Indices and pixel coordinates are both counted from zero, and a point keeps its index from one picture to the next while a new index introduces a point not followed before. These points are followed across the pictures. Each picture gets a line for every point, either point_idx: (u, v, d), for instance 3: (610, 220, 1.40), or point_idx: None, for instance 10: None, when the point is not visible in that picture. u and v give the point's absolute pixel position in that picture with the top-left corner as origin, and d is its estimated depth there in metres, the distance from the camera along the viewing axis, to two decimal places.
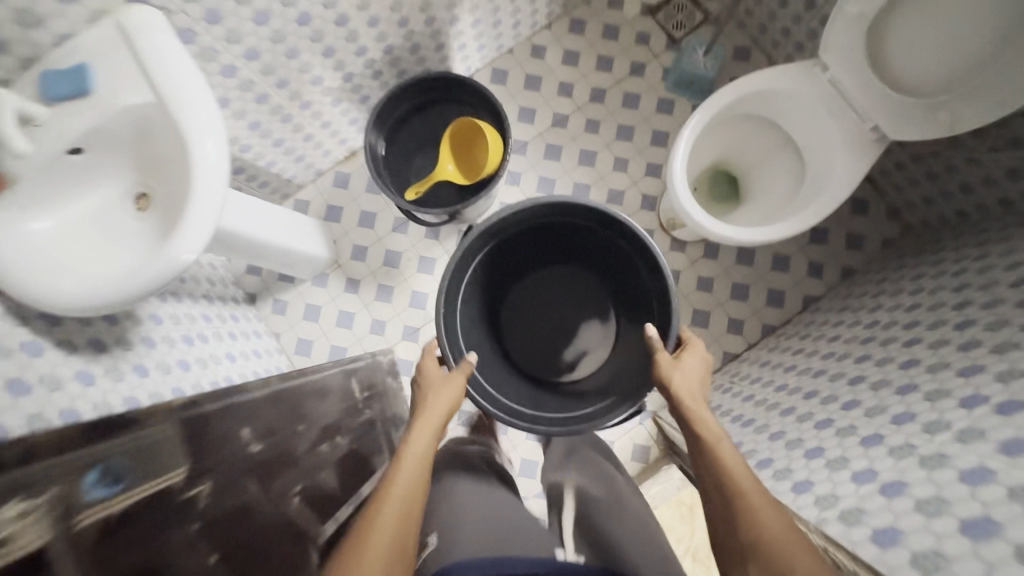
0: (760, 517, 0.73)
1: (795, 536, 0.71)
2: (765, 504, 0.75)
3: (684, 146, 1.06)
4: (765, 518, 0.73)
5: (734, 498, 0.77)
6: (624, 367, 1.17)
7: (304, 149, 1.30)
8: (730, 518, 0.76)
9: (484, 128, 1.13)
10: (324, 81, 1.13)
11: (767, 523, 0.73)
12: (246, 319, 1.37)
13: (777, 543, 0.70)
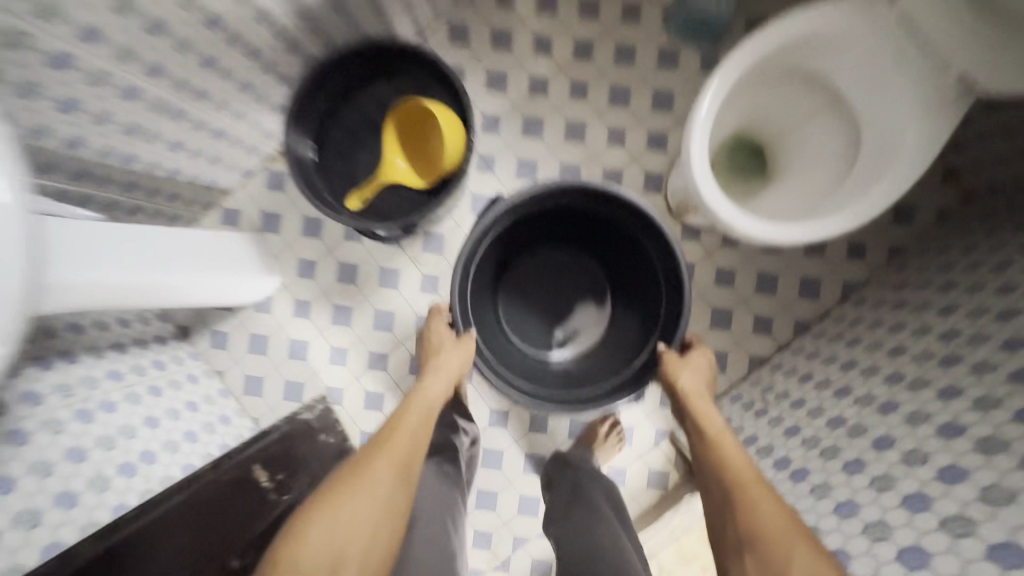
0: (760, 507, 0.74)
1: (796, 530, 0.71)
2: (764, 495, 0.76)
3: (704, 117, 0.79)
4: (765, 510, 0.74)
5: (733, 489, 0.78)
6: (622, 356, 1.09)
7: (217, 149, 1.02)
8: (728, 508, 0.77)
9: (436, 111, 0.87)
10: (218, 61, 0.84)
11: (766, 514, 0.73)
12: (179, 362, 1.14)
13: (778, 537, 0.71)
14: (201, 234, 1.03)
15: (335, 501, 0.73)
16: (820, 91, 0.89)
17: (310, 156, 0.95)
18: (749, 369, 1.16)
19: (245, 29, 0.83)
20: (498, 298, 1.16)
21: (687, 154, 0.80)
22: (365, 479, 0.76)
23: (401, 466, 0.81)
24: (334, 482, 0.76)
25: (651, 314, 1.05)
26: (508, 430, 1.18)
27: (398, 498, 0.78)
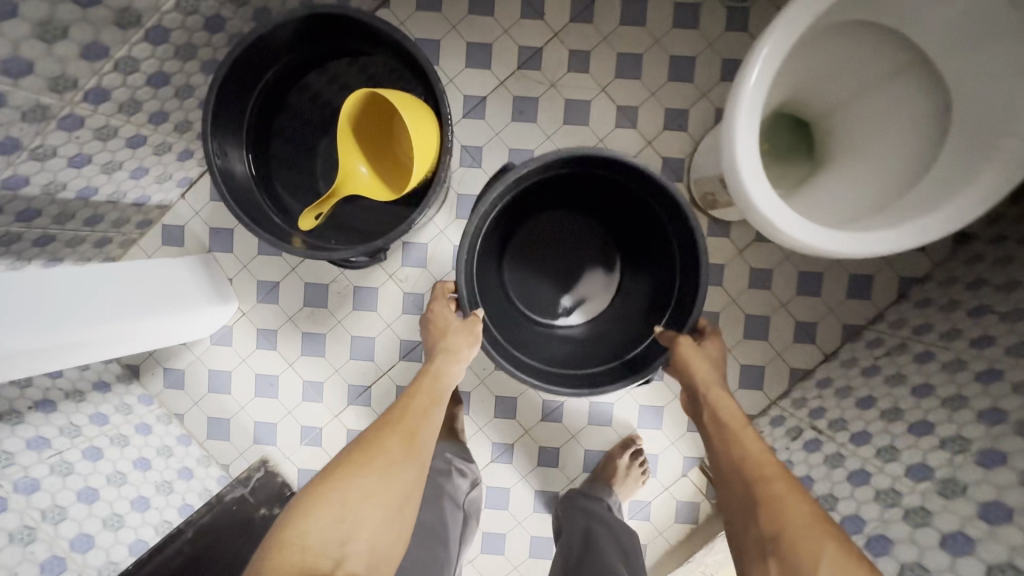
0: (789, 504, 0.62)
1: (831, 532, 0.59)
2: (794, 490, 0.63)
3: (749, 96, 0.61)
4: (794, 508, 0.61)
5: (755, 480, 0.65)
6: (628, 341, 0.92)
7: (139, 159, 0.84)
8: (748, 502, 0.64)
9: (399, 101, 0.67)
10: (112, 50, 0.68)
11: (795, 514, 0.61)
12: (127, 412, 0.97)
13: (807, 540, 0.58)
14: (165, 265, 0.91)
15: (341, 479, 0.68)
16: (897, 52, 0.70)
17: (251, 170, 0.78)
18: (791, 384, 0.99)
19: (136, 2, 0.66)
20: (502, 261, 0.97)
21: (731, 143, 0.61)
22: (371, 459, 0.69)
23: (413, 446, 0.72)
24: (344, 458, 0.70)
25: (660, 306, 0.90)
26: (514, 465, 1.03)
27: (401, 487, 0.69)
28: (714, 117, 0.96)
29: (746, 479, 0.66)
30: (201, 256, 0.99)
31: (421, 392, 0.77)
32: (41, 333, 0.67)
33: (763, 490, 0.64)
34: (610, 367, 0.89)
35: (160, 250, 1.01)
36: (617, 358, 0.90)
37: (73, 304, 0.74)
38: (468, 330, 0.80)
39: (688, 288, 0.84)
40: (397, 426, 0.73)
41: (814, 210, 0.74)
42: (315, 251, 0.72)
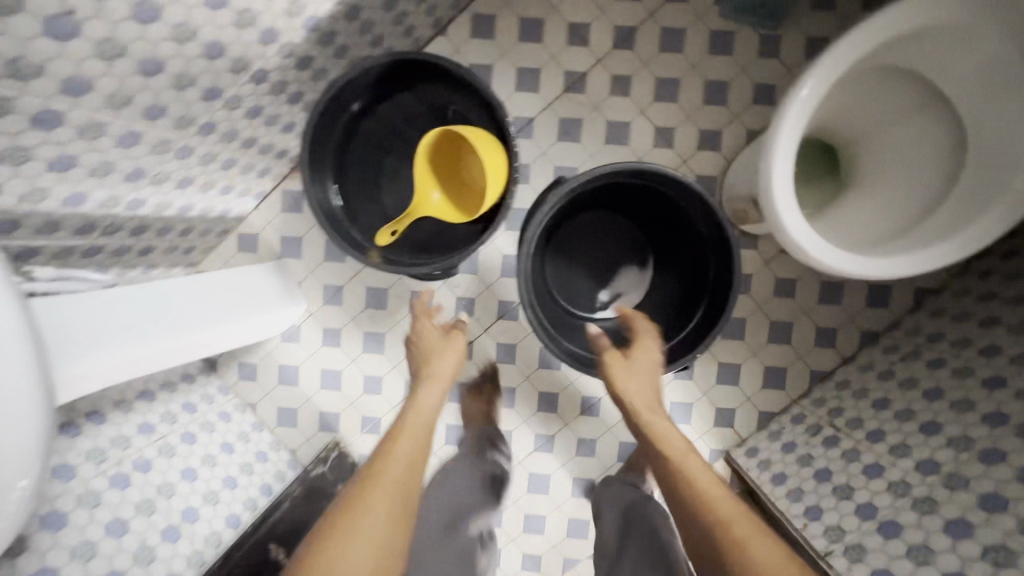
0: (751, 547, 0.67)
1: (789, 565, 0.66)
2: (752, 530, 0.69)
3: (787, 136, 0.68)
4: (755, 550, 0.67)
5: (717, 526, 0.70)
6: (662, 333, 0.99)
7: (228, 179, 0.94)
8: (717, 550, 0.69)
9: (473, 134, 0.77)
10: (224, 91, 0.74)
11: (760, 556, 0.66)
12: (210, 401, 1.08)
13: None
14: (207, 276, 0.92)
15: (348, 528, 0.67)
16: (920, 90, 0.78)
17: (340, 202, 0.88)
18: (811, 385, 1.08)
19: (249, 53, 0.71)
20: (546, 260, 1.05)
21: (769, 176, 0.69)
22: (369, 505, 0.70)
23: (408, 482, 0.76)
24: (343, 510, 0.70)
25: (694, 304, 0.97)
26: (554, 454, 1.13)
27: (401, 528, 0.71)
28: (746, 137, 1.03)
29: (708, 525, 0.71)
30: (273, 260, 1.10)
31: (406, 429, 0.81)
32: (168, 335, 0.77)
33: (728, 535, 0.69)
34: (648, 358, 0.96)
35: (235, 256, 1.12)
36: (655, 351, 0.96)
37: (165, 313, 0.80)
38: (450, 354, 0.93)
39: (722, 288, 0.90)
40: (391, 466, 0.76)
41: (840, 234, 0.83)
42: (391, 265, 0.82)
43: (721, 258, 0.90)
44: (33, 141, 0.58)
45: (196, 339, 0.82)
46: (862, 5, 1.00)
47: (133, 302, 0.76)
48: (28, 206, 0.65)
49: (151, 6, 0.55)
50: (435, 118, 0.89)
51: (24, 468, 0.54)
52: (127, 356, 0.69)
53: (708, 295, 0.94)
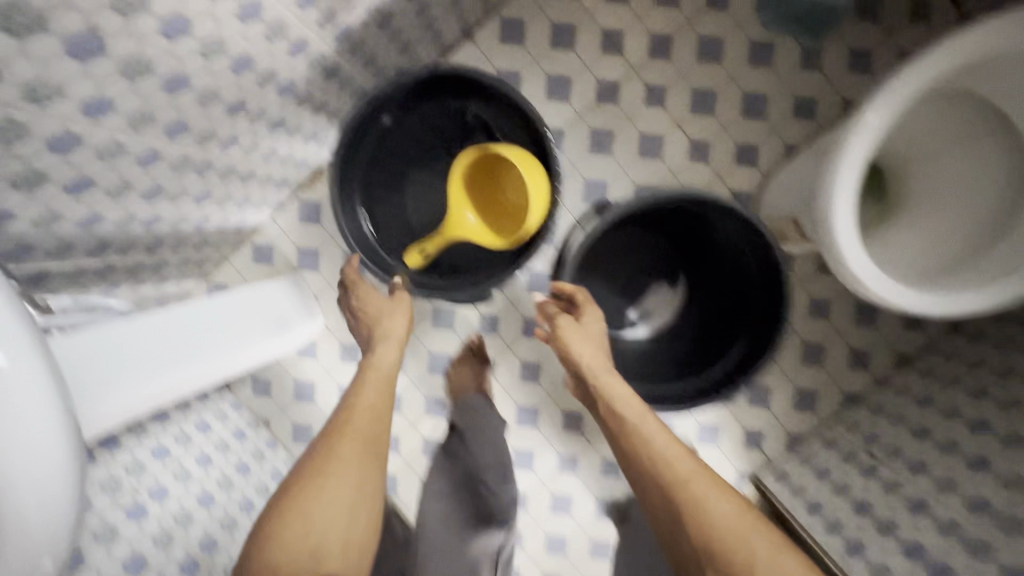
0: (711, 508, 0.64)
1: (759, 526, 0.63)
2: (711, 489, 0.66)
3: (847, 177, 0.65)
4: (719, 513, 0.63)
5: (674, 490, 0.67)
6: (701, 358, 0.95)
7: (246, 191, 0.89)
8: (673, 518, 0.66)
9: (518, 158, 0.73)
10: (250, 105, 0.69)
11: (724, 521, 0.62)
12: (223, 419, 1.04)
13: (740, 538, 0.61)
14: (228, 293, 0.86)
15: (308, 493, 0.60)
16: (986, 116, 0.75)
17: (371, 231, 0.85)
18: (843, 407, 1.05)
19: (277, 64, 0.67)
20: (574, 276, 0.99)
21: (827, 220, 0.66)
22: (336, 467, 0.63)
23: (374, 444, 0.68)
24: (299, 477, 0.62)
25: (734, 327, 0.93)
26: (579, 474, 1.10)
27: (372, 487, 0.65)
28: (784, 153, 1.00)
29: (664, 490, 0.68)
30: (291, 274, 1.05)
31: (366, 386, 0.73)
32: (186, 364, 0.74)
33: (685, 499, 0.65)
34: (689, 386, 0.92)
35: (250, 267, 1.07)
36: (696, 379, 0.92)
37: (179, 337, 0.75)
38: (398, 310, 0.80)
39: (770, 314, 0.86)
40: (355, 424, 0.68)
41: (891, 255, 0.80)
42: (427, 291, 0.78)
43: (766, 282, 0.86)
44: (49, 164, 0.54)
45: (211, 365, 0.78)
46: (910, 17, 0.96)
47: (153, 330, 0.70)
48: (41, 230, 0.60)
49: (181, 20, 0.50)
50: (463, 133, 0.85)
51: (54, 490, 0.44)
52: (142, 396, 0.65)
53: (752, 321, 0.90)
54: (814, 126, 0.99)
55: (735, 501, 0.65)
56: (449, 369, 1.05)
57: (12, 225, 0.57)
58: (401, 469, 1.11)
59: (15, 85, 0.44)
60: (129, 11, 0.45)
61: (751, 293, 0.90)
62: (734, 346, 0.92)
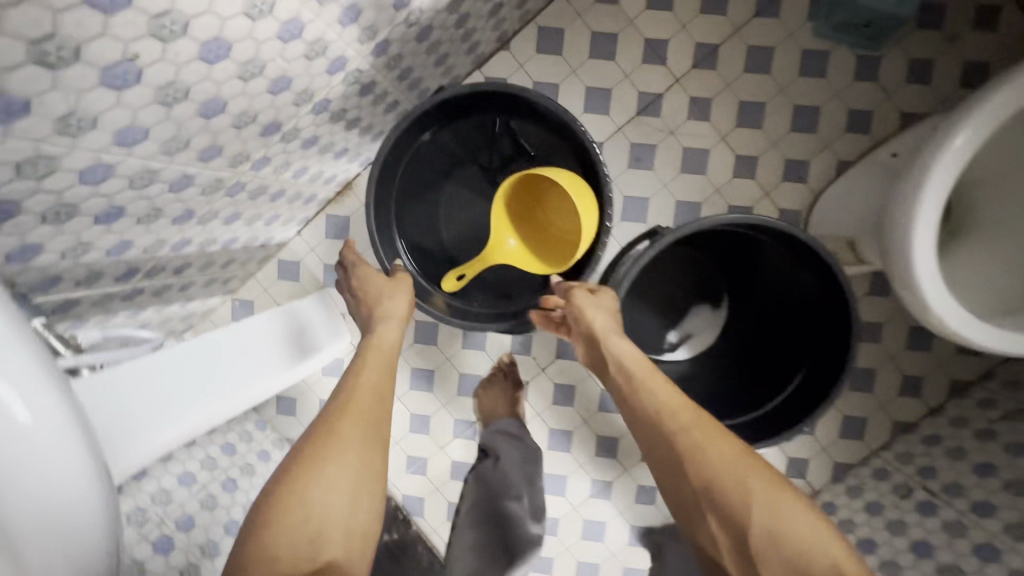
0: (706, 453, 0.59)
1: (775, 484, 0.57)
2: (712, 434, 0.60)
3: (930, 204, 0.62)
4: (722, 464, 0.58)
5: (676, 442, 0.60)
6: (758, 388, 0.88)
7: (275, 209, 0.86)
8: (672, 464, 0.61)
9: (565, 181, 0.70)
10: (284, 125, 0.66)
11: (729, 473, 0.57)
12: (249, 440, 1.01)
13: (746, 492, 0.56)
14: (258, 317, 0.83)
15: (303, 470, 0.56)
16: None
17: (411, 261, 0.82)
18: (893, 436, 1.00)
19: (314, 83, 0.63)
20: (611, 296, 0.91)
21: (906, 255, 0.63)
22: (334, 446, 0.58)
23: (379, 413, 0.63)
24: (296, 451, 0.58)
25: (793, 352, 0.86)
26: (612, 501, 1.06)
27: (377, 460, 0.60)
28: (836, 169, 0.94)
29: (669, 442, 0.61)
30: (317, 292, 1.01)
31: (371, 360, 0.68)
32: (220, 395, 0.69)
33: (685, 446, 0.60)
34: (750, 420, 0.85)
35: (275, 284, 1.04)
36: (758, 412, 0.86)
37: (214, 366, 0.70)
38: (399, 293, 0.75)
39: (837, 342, 0.79)
40: (357, 399, 0.63)
41: (967, 287, 0.76)
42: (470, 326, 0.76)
43: (829, 309, 0.80)
44: (79, 196, 0.50)
45: (243, 396, 0.73)
46: (976, 24, 0.89)
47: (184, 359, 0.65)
48: (69, 260, 0.57)
49: (221, 43, 0.46)
50: (492, 147, 0.81)
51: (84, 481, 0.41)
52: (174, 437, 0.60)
53: (815, 347, 0.84)
54: (869, 140, 0.93)
55: (749, 456, 0.59)
56: (480, 395, 1.02)
57: (39, 258, 0.54)
58: (428, 492, 1.08)
59: (46, 119, 0.40)
60: (168, 37, 0.42)
61: (810, 318, 0.84)
62: (796, 375, 0.85)
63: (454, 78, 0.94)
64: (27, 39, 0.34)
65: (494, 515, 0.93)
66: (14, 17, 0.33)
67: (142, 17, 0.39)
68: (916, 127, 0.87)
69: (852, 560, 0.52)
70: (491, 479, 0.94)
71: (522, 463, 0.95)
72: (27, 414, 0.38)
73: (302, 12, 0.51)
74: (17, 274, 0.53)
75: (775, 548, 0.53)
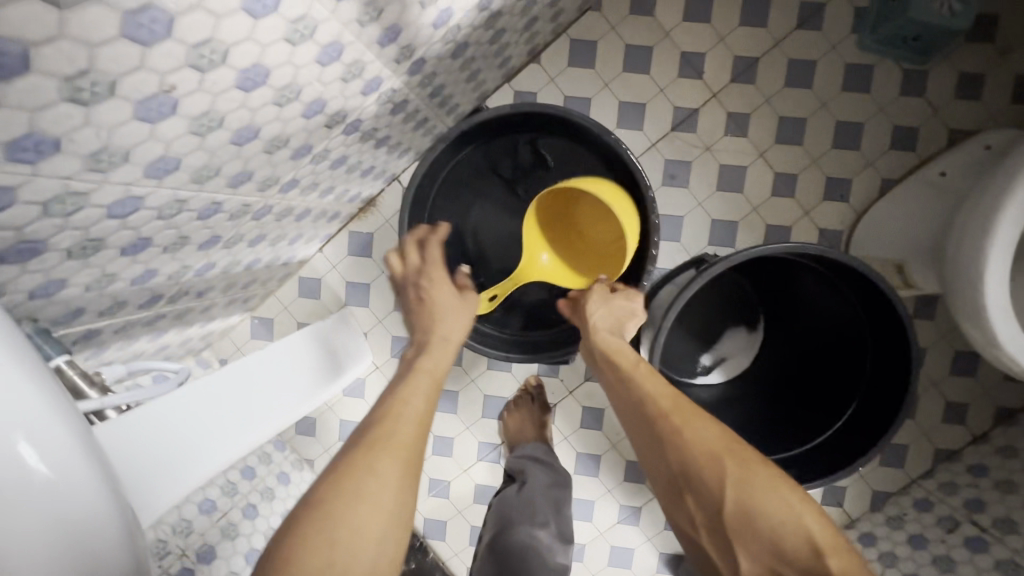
0: (686, 434, 0.54)
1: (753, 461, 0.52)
2: (691, 415, 0.56)
3: (1004, 241, 0.64)
4: (699, 443, 0.54)
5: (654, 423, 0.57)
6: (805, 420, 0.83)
7: (299, 229, 0.83)
8: (651, 444, 0.57)
9: (608, 194, 0.68)
10: (315, 147, 0.63)
11: (704, 453, 0.53)
12: (268, 462, 0.97)
13: (720, 472, 0.51)
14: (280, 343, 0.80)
15: (327, 503, 0.47)
16: None
17: None
18: (936, 464, 0.96)
19: (348, 104, 0.60)
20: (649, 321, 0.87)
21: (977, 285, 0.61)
22: (366, 479, 0.49)
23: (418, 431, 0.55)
24: (319, 480, 0.49)
25: (841, 381, 0.81)
26: (640, 527, 1.02)
27: (413, 492, 0.51)
28: (879, 187, 0.90)
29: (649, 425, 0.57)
30: (338, 310, 0.99)
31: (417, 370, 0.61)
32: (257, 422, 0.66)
33: (665, 427, 0.56)
34: (799, 455, 0.80)
35: (296, 302, 1.02)
36: (807, 447, 0.80)
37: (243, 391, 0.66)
38: (463, 307, 0.69)
39: (893, 373, 0.74)
40: (390, 420, 0.54)
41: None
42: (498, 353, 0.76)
43: (882, 333, 0.76)
44: (106, 230, 0.47)
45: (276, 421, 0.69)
46: None
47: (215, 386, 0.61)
48: (94, 292, 0.55)
49: (260, 70, 0.43)
50: (516, 164, 0.78)
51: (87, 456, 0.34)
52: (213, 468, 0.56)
53: (867, 377, 0.78)
54: (915, 157, 0.89)
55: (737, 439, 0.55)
56: (505, 417, 0.99)
57: (64, 292, 0.51)
58: (450, 516, 1.05)
59: (76, 156, 0.37)
60: (206, 67, 0.38)
61: (859, 347, 0.79)
62: (850, 407, 0.79)
63: (483, 92, 0.91)
64: (60, 77, 0.31)
65: (506, 548, 0.85)
66: (48, 54, 0.30)
67: (181, 48, 0.35)
68: (965, 145, 0.83)
69: (828, 530, 0.48)
70: (517, 504, 0.88)
71: (552, 497, 0.90)
72: (35, 450, 0.31)
73: (342, 35, 0.47)
74: (41, 309, 0.51)
75: (749, 527, 0.49)
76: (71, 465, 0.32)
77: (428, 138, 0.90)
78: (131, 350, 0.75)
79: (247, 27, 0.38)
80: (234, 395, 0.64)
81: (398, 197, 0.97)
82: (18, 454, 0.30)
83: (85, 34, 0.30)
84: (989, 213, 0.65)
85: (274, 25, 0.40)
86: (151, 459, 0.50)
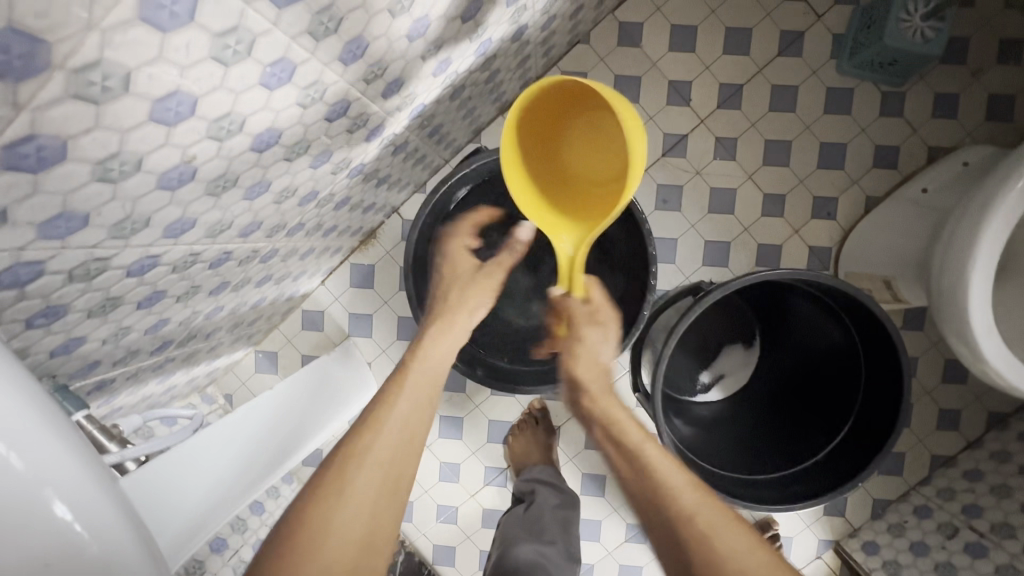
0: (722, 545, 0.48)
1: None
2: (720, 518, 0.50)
3: (982, 266, 0.67)
4: (735, 561, 0.47)
5: (676, 522, 0.50)
6: (805, 438, 0.84)
7: (302, 266, 0.84)
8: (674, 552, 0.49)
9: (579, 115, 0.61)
10: (320, 193, 0.64)
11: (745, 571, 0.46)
12: (276, 496, 0.96)
13: None
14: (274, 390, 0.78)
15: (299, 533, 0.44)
16: None
17: None
18: (933, 470, 0.99)
19: (352, 152, 0.62)
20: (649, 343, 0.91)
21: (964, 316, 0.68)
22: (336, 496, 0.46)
23: (400, 478, 0.50)
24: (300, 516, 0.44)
25: (834, 401, 0.83)
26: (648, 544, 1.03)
27: (388, 519, 0.47)
28: (864, 206, 0.94)
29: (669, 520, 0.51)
30: (342, 342, 1.01)
31: (405, 386, 0.55)
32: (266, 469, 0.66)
33: (690, 531, 0.49)
34: (798, 472, 0.81)
35: (299, 334, 1.03)
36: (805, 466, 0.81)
37: (251, 436, 0.67)
38: (485, 279, 0.71)
39: (882, 394, 0.76)
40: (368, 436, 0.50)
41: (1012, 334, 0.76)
42: (500, 385, 0.82)
43: (874, 350, 0.77)
44: (125, 288, 0.49)
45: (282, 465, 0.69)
46: (1000, 59, 0.89)
47: (228, 429, 0.63)
48: (110, 344, 0.56)
49: (272, 132, 0.44)
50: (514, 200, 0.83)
51: (101, 475, 0.33)
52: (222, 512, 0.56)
53: (864, 393, 0.79)
54: (898, 175, 0.93)
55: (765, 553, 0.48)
56: (510, 441, 1.01)
57: (82, 347, 0.52)
58: (459, 542, 1.06)
59: (102, 228, 0.39)
60: (223, 139, 0.40)
61: (850, 368, 0.82)
62: (848, 421, 0.80)
63: (478, 125, 0.94)
64: (93, 161, 0.33)
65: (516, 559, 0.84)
66: (83, 143, 0.31)
67: (202, 123, 0.37)
68: (945, 162, 0.85)
69: None
70: (526, 519, 0.89)
71: (562, 516, 0.91)
72: (68, 506, 0.30)
73: (350, 93, 0.49)
74: (61, 366, 0.52)
75: None
76: (93, 500, 0.31)
77: (427, 171, 0.92)
78: (140, 393, 0.76)
79: (263, 98, 0.40)
80: (244, 438, 0.65)
81: (398, 229, 0.99)
82: (53, 515, 0.29)
83: (117, 123, 0.32)
84: (968, 239, 0.68)
85: (288, 93, 0.41)
86: (170, 490, 0.50)
